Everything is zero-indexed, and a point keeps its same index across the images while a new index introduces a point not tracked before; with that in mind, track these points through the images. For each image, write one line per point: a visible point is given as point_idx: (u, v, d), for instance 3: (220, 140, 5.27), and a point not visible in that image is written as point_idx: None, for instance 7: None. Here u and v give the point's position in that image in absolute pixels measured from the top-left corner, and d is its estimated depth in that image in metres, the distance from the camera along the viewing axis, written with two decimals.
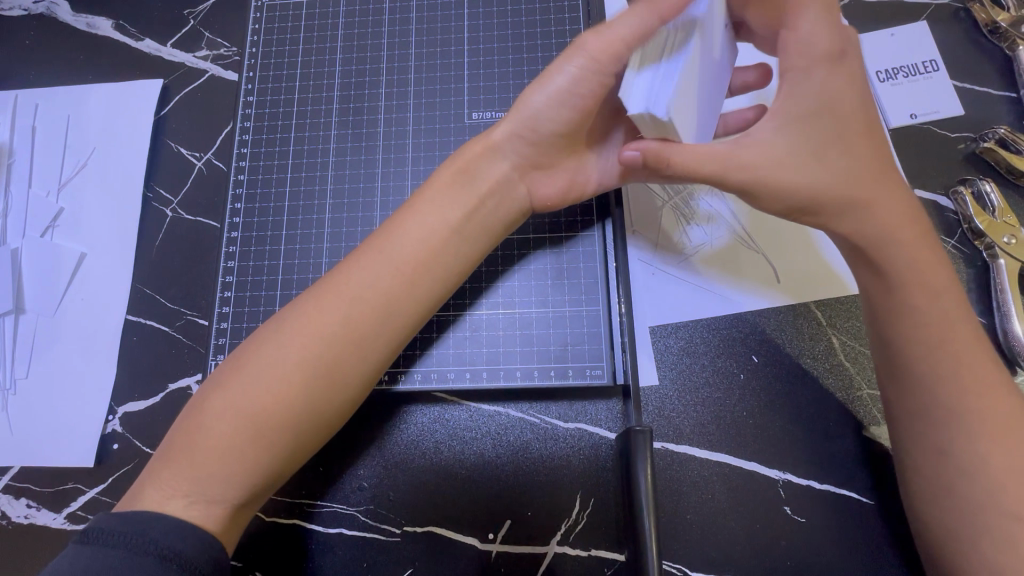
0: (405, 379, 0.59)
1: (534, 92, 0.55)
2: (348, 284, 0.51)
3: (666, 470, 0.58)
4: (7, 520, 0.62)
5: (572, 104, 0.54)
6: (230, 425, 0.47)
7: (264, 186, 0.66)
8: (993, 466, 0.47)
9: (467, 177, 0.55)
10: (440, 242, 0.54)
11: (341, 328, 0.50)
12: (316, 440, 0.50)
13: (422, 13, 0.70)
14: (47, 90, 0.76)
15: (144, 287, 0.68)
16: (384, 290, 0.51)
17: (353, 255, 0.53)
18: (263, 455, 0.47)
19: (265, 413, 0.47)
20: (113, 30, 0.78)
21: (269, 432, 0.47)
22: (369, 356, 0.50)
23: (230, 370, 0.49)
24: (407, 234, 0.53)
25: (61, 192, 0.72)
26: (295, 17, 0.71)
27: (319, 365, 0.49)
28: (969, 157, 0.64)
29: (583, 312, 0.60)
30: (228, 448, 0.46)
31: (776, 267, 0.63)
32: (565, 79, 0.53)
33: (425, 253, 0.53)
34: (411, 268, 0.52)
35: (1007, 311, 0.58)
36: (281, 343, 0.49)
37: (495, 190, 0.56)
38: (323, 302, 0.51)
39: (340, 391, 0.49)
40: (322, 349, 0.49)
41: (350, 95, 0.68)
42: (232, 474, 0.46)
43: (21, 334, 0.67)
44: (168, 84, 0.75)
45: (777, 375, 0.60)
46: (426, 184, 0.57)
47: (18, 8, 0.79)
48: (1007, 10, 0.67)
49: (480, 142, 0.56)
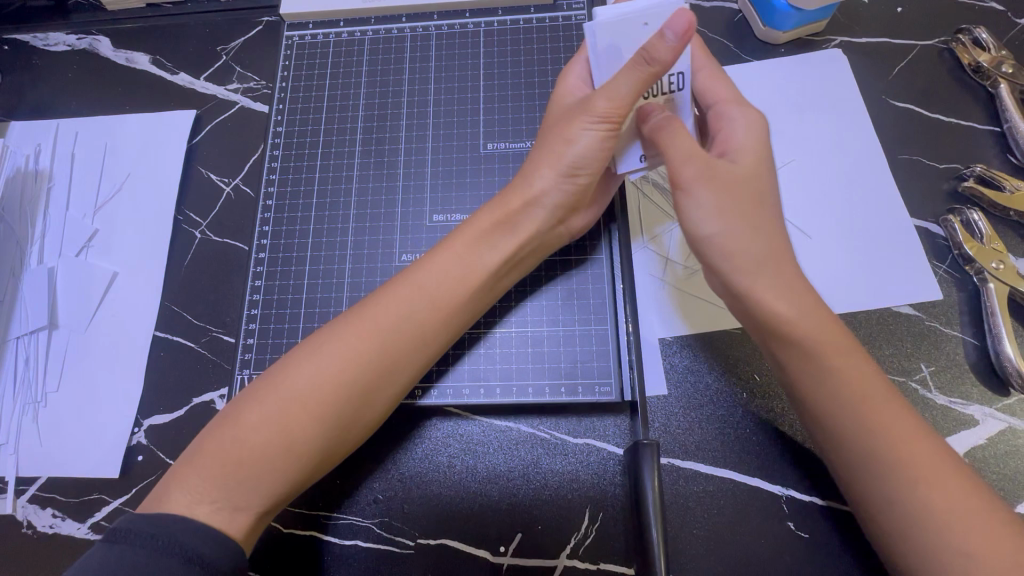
0: (432, 395, 0.62)
1: (560, 156, 0.57)
2: (384, 309, 0.55)
3: (672, 484, 0.60)
4: (33, 530, 0.64)
5: (599, 159, 0.57)
6: (264, 436, 0.50)
7: (291, 211, 0.70)
8: (911, 512, 0.46)
9: (509, 227, 0.58)
10: (478, 283, 0.57)
11: (375, 352, 0.53)
12: (341, 453, 0.53)
13: (441, 51, 0.75)
14: (87, 120, 0.81)
15: (173, 304, 0.72)
16: (415, 317, 0.55)
17: (386, 284, 0.57)
18: (291, 465, 0.50)
19: (299, 425, 0.50)
20: (150, 64, 0.83)
21: (301, 446, 0.50)
22: (396, 381, 0.54)
23: (265, 383, 0.52)
24: (438, 266, 0.57)
25: (97, 215, 0.76)
26: (322, 54, 0.76)
27: (352, 383, 0.52)
28: (954, 193, 0.68)
29: (592, 331, 0.63)
30: (262, 459, 0.49)
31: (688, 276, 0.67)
32: (588, 141, 0.56)
33: (461, 289, 0.57)
34: (445, 297, 0.56)
35: (998, 333, 0.61)
36: (317, 358, 0.52)
37: (538, 237, 0.59)
38: (359, 326, 0.54)
39: (371, 408, 0.53)
40: (357, 369, 0.52)
41: (372, 127, 0.73)
42: (261, 484, 0.49)
43: (53, 349, 0.70)
44: (200, 114, 0.80)
45: (779, 393, 0.62)
46: (470, 224, 0.59)
47: (63, 44, 0.85)
48: (989, 50, 0.71)
49: (518, 194, 0.59)
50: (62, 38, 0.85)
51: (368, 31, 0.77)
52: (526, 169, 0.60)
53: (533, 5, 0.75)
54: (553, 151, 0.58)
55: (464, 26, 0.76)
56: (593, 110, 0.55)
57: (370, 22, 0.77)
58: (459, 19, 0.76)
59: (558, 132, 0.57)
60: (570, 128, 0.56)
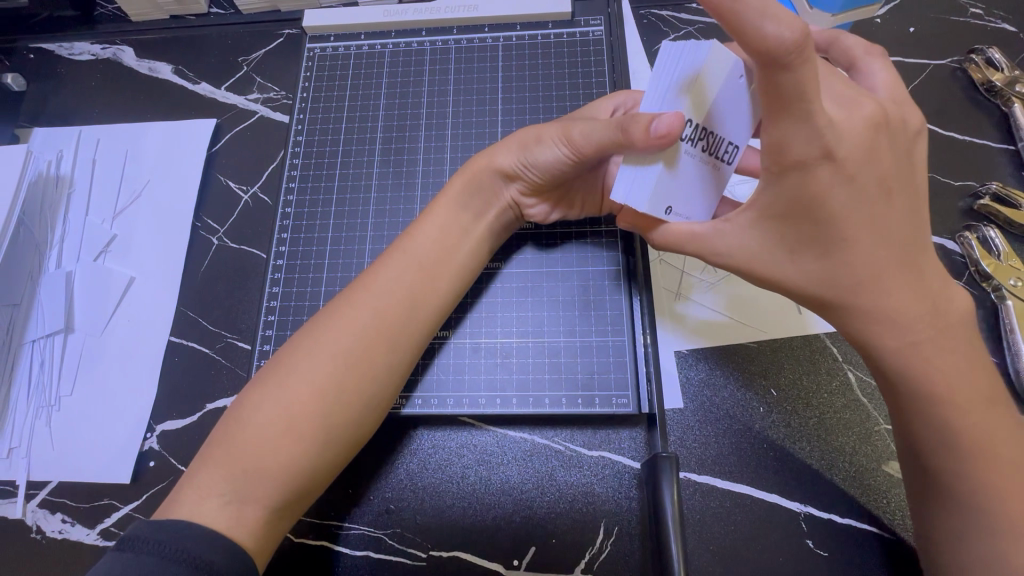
0: (409, 405, 0.62)
1: (527, 143, 0.59)
2: (373, 284, 0.56)
3: (690, 499, 0.59)
4: (42, 535, 0.63)
5: (551, 178, 0.58)
6: (268, 415, 0.50)
7: (310, 219, 0.70)
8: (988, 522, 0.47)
9: (474, 191, 0.61)
10: (454, 243, 0.59)
11: (371, 321, 0.54)
12: (353, 438, 0.53)
13: (460, 64, 0.76)
14: (108, 127, 0.82)
15: (188, 310, 0.72)
16: (405, 284, 0.56)
17: (379, 260, 0.58)
18: (299, 448, 0.49)
19: (302, 406, 0.50)
20: (173, 74, 0.85)
21: (306, 425, 0.50)
22: (396, 350, 0.54)
23: (270, 367, 0.53)
24: (426, 236, 0.58)
25: (116, 220, 0.76)
26: (343, 66, 0.78)
27: (350, 358, 0.52)
28: (970, 210, 0.68)
29: (608, 342, 0.63)
30: (268, 441, 0.49)
31: (682, 318, 0.66)
32: (549, 155, 0.57)
33: (445, 253, 0.58)
34: (431, 265, 0.57)
35: (1017, 351, 0.60)
36: (313, 341, 0.53)
37: (494, 208, 0.61)
38: (356, 299, 0.55)
39: (370, 377, 0.53)
40: (354, 342, 0.53)
41: (391, 137, 0.73)
42: (268, 469, 0.49)
43: (68, 353, 0.70)
44: (220, 123, 0.81)
45: (797, 410, 0.62)
46: (444, 192, 0.61)
47: (87, 54, 0.87)
48: (1002, 70, 0.72)
49: (484, 159, 0.61)
50: (88, 47, 0.87)
51: (388, 44, 0.78)
52: (504, 142, 0.62)
53: (551, 21, 0.77)
54: (524, 144, 0.59)
55: (483, 40, 0.77)
56: (567, 131, 0.56)
57: (391, 35, 0.79)
58: (477, 34, 0.77)
59: (536, 131, 0.60)
60: (541, 139, 0.58)
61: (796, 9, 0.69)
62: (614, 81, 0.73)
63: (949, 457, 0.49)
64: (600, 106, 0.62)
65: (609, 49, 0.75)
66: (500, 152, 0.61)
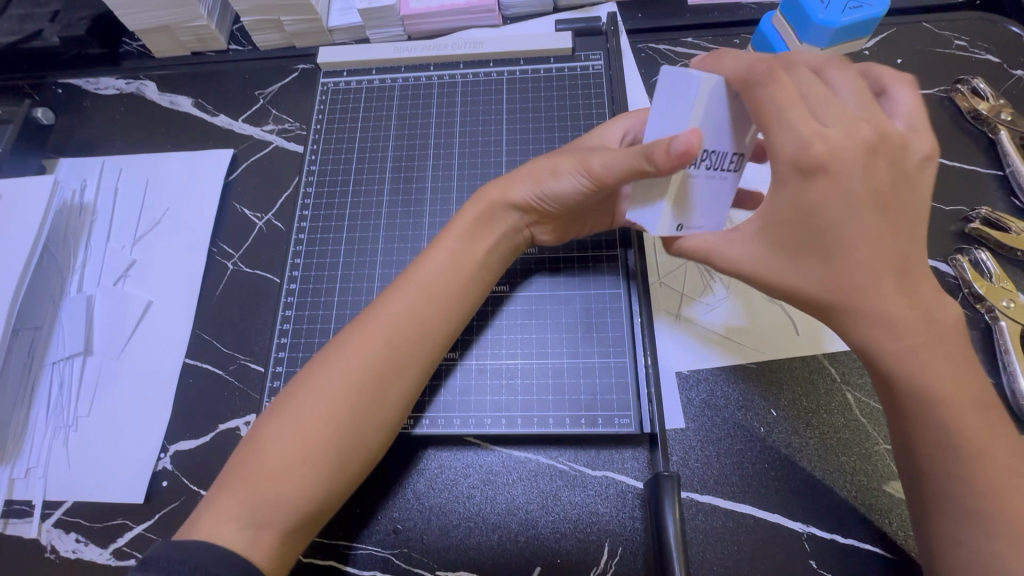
0: (420, 425, 0.63)
1: (541, 176, 0.61)
2: (385, 312, 0.58)
3: (692, 519, 0.60)
4: (56, 555, 0.65)
5: (567, 206, 0.61)
6: (283, 442, 0.52)
7: (322, 245, 0.73)
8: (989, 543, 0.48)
9: (488, 223, 0.63)
10: (466, 273, 0.61)
11: (383, 349, 0.56)
12: (364, 462, 0.54)
13: (466, 97, 0.80)
14: (131, 157, 0.86)
15: (203, 332, 0.74)
16: (416, 313, 0.58)
17: (390, 288, 0.60)
18: (313, 473, 0.51)
19: (320, 436, 0.52)
20: (193, 107, 0.89)
21: (319, 451, 0.52)
22: (405, 377, 0.56)
23: (286, 394, 0.55)
24: (439, 267, 0.60)
25: (135, 246, 0.80)
26: (355, 99, 0.82)
27: (363, 385, 0.54)
28: (961, 233, 0.70)
29: (610, 363, 0.64)
30: (284, 466, 0.51)
31: (711, 333, 0.68)
32: (567, 186, 0.60)
33: (457, 283, 0.60)
34: (443, 295, 0.59)
35: (1013, 371, 0.61)
36: (328, 372, 0.54)
37: (508, 236, 0.64)
38: (368, 328, 0.57)
39: (382, 403, 0.55)
40: (366, 369, 0.55)
41: (400, 167, 0.77)
42: (283, 493, 0.50)
43: (86, 375, 0.73)
44: (236, 153, 0.85)
45: (798, 430, 0.63)
46: (455, 222, 0.63)
47: (112, 88, 0.92)
48: (987, 99, 0.75)
49: (498, 191, 0.63)
50: (112, 82, 0.92)
51: (398, 78, 0.82)
52: (513, 172, 0.64)
53: (553, 56, 0.81)
54: (539, 175, 0.61)
55: (488, 74, 0.81)
56: (586, 165, 0.58)
57: (400, 70, 0.83)
58: (483, 68, 0.81)
59: (551, 162, 0.61)
60: (557, 170, 0.60)
61: (789, 44, 0.72)
62: (613, 112, 0.77)
63: (947, 477, 0.50)
64: (608, 133, 0.65)
65: (608, 82, 0.78)
66: (512, 183, 0.63)
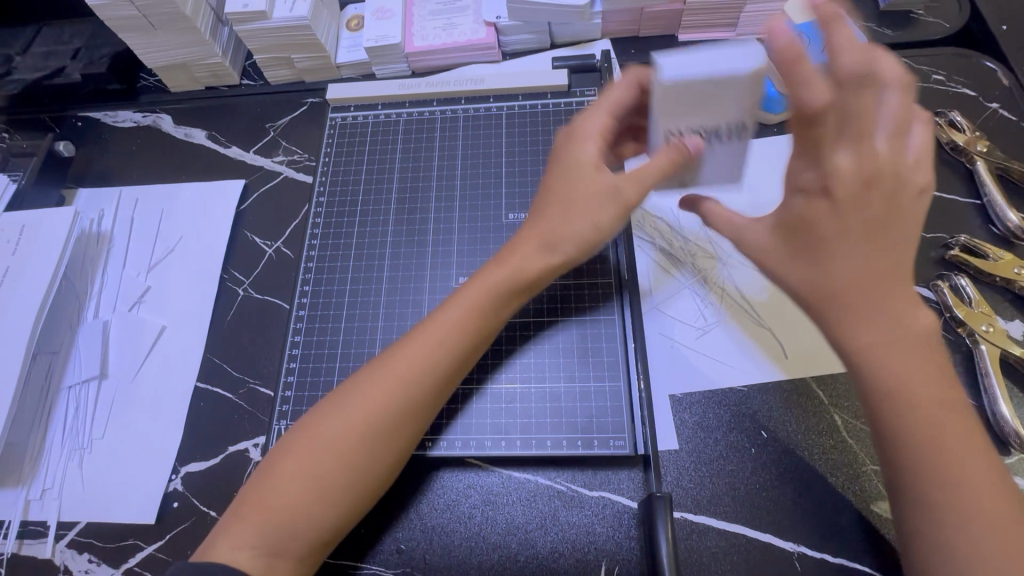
0: (436, 446, 0.66)
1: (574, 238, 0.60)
2: (403, 360, 0.59)
3: (686, 539, 0.62)
4: (69, 575, 0.67)
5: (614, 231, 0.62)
6: (299, 482, 0.54)
7: (330, 273, 0.76)
8: None
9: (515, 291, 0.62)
10: (484, 325, 0.61)
11: (399, 398, 0.57)
12: (372, 499, 0.57)
13: (467, 131, 0.84)
14: (147, 188, 0.90)
15: (214, 356, 0.77)
16: (435, 365, 0.59)
17: (409, 333, 0.61)
18: (326, 511, 0.54)
19: (331, 471, 0.55)
20: (206, 139, 0.93)
21: (333, 490, 0.54)
22: (418, 422, 0.58)
23: (301, 432, 0.57)
24: (458, 318, 0.60)
25: (150, 273, 0.83)
26: (362, 132, 0.86)
27: (377, 430, 0.56)
28: (942, 259, 0.73)
29: (606, 387, 0.67)
30: (298, 502, 0.54)
31: (758, 351, 0.70)
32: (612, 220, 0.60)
33: (476, 336, 0.61)
34: (461, 346, 0.60)
35: (993, 394, 0.63)
36: (344, 417, 0.56)
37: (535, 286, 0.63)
38: (385, 375, 0.58)
39: (395, 449, 0.57)
40: (382, 417, 0.56)
41: (405, 198, 0.80)
42: (297, 526, 0.53)
43: (101, 398, 0.75)
44: (248, 183, 0.89)
45: (788, 451, 0.65)
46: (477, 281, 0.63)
47: (129, 121, 0.96)
48: (963, 131, 0.78)
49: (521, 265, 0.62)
50: (130, 115, 0.96)
51: (402, 113, 0.86)
52: (526, 239, 0.63)
53: (550, 92, 0.85)
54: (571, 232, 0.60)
55: (488, 109, 0.85)
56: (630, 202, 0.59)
57: (405, 105, 0.87)
58: (483, 103, 0.86)
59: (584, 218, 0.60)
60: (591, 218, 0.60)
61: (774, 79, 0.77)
62: None
63: None
64: (589, 144, 0.62)
65: None
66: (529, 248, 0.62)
